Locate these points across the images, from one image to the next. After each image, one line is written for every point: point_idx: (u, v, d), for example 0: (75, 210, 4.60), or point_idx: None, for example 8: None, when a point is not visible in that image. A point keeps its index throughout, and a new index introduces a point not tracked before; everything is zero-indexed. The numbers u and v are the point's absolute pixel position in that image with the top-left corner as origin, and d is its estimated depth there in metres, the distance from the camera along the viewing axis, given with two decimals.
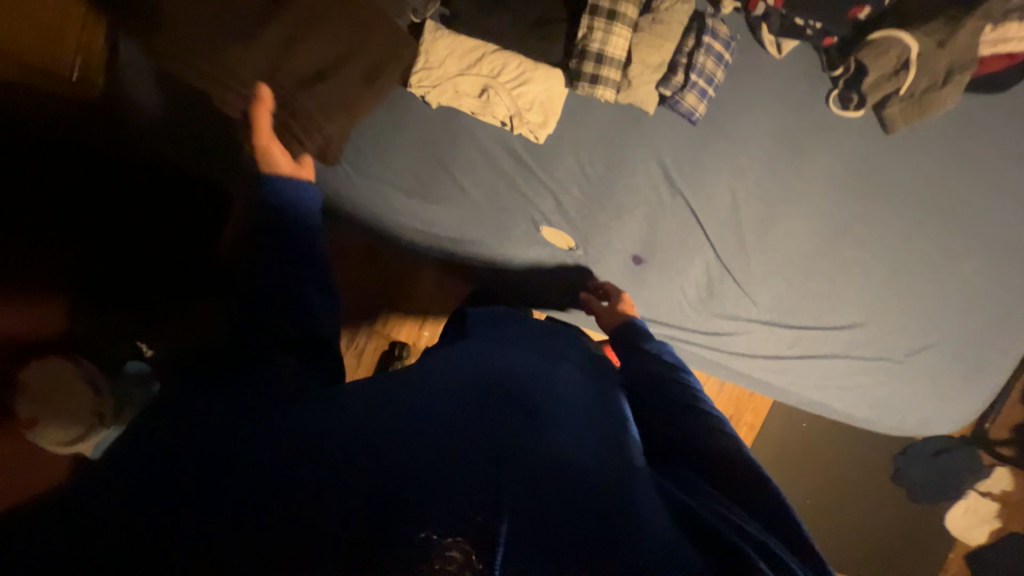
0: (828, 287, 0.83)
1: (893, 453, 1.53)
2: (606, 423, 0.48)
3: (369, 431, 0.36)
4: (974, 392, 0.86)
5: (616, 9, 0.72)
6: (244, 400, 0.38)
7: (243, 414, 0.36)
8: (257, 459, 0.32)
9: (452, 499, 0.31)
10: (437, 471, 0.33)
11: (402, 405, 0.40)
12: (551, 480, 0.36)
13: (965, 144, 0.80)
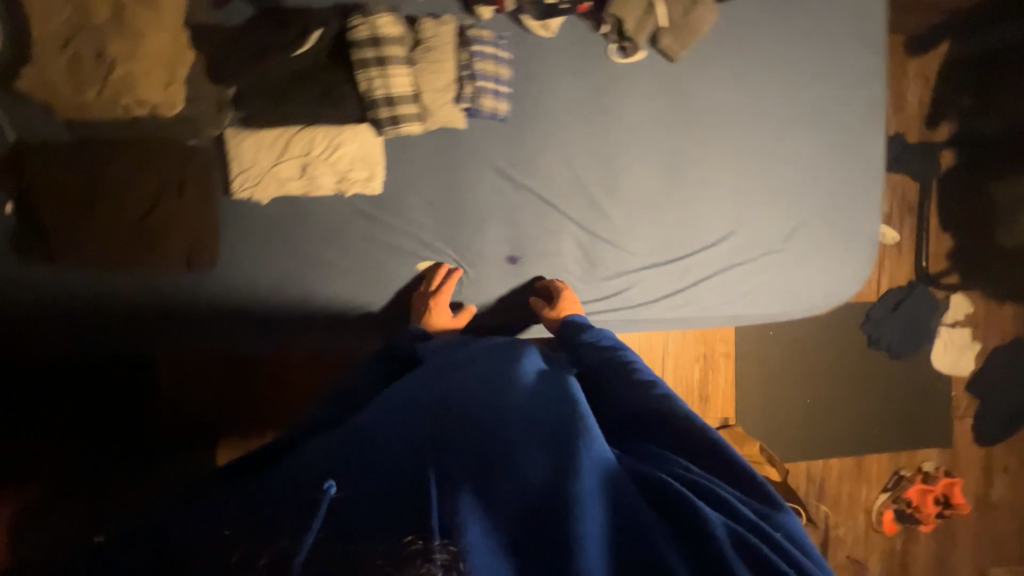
0: (688, 213, 0.87)
1: (861, 323, 1.73)
2: (558, 400, 0.56)
3: (374, 482, 0.44)
4: (863, 247, 0.90)
5: (382, 54, 0.75)
6: (279, 476, 0.46)
7: (274, 484, 0.45)
8: (249, 517, 0.41)
9: (440, 515, 0.41)
10: (414, 504, 0.42)
11: (397, 443, 0.48)
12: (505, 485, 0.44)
13: (741, 43, 0.87)
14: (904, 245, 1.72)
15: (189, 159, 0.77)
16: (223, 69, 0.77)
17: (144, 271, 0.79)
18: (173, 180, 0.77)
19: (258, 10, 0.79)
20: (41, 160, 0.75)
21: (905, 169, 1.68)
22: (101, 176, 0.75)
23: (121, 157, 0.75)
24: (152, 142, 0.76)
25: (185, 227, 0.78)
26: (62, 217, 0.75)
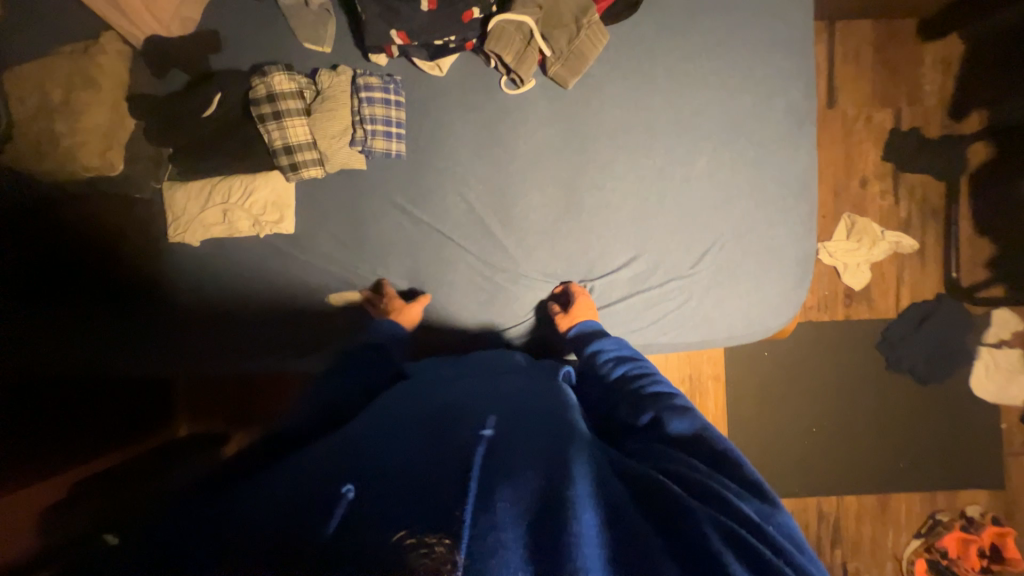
0: (588, 241, 0.85)
1: (877, 343, 1.52)
2: (554, 422, 0.57)
3: (383, 486, 0.47)
4: (789, 270, 0.83)
5: (279, 109, 0.83)
6: (292, 487, 0.49)
7: (266, 495, 0.48)
8: (250, 517, 0.45)
9: (441, 500, 0.43)
10: (418, 505, 0.43)
11: (399, 456, 0.51)
12: (517, 482, 0.46)
13: (641, 60, 0.84)
14: (928, 253, 1.51)
15: (143, 205, 0.93)
16: (159, 133, 0.90)
17: (115, 298, 0.94)
18: (132, 228, 0.93)
19: (188, 77, 0.91)
20: (25, 206, 0.90)
21: (924, 167, 1.48)
22: (77, 223, 0.92)
23: (91, 209, 0.92)
24: (113, 196, 0.92)
25: (142, 266, 0.94)
26: (47, 254, 0.92)
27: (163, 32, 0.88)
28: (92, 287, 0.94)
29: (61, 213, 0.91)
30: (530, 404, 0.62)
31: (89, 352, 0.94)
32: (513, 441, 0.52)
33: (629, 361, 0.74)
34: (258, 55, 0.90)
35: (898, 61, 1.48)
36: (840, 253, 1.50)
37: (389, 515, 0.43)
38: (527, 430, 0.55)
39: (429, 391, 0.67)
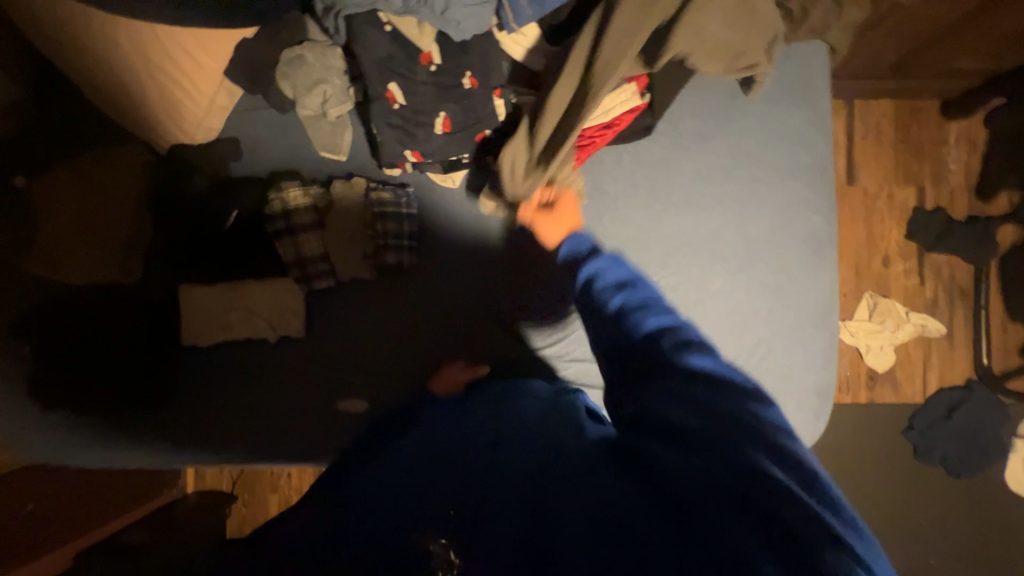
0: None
1: (901, 431, 1.45)
2: (557, 425, 0.59)
3: (390, 498, 0.53)
4: (808, 402, 0.79)
5: (293, 225, 0.85)
6: (334, 500, 0.57)
7: (311, 520, 0.55)
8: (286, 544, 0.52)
9: (421, 515, 0.50)
10: (419, 507, 0.51)
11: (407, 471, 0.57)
12: (506, 480, 0.51)
13: (658, 177, 0.82)
14: (959, 337, 1.44)
15: (144, 301, 0.91)
16: (177, 234, 0.92)
17: (110, 387, 0.90)
18: (131, 320, 0.90)
19: (205, 182, 0.91)
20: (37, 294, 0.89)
21: (950, 248, 1.43)
22: (80, 308, 0.89)
23: (92, 296, 0.90)
24: (113, 289, 0.90)
25: (135, 359, 0.90)
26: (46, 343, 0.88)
27: (186, 139, 0.91)
28: (85, 373, 0.89)
29: (66, 294, 0.89)
30: (535, 408, 0.64)
31: (101, 414, 0.90)
32: (503, 446, 0.57)
33: (627, 285, 0.62)
34: (277, 161, 0.92)
35: (921, 139, 1.45)
36: (862, 333, 1.44)
37: (406, 513, 0.51)
38: (519, 433, 0.59)
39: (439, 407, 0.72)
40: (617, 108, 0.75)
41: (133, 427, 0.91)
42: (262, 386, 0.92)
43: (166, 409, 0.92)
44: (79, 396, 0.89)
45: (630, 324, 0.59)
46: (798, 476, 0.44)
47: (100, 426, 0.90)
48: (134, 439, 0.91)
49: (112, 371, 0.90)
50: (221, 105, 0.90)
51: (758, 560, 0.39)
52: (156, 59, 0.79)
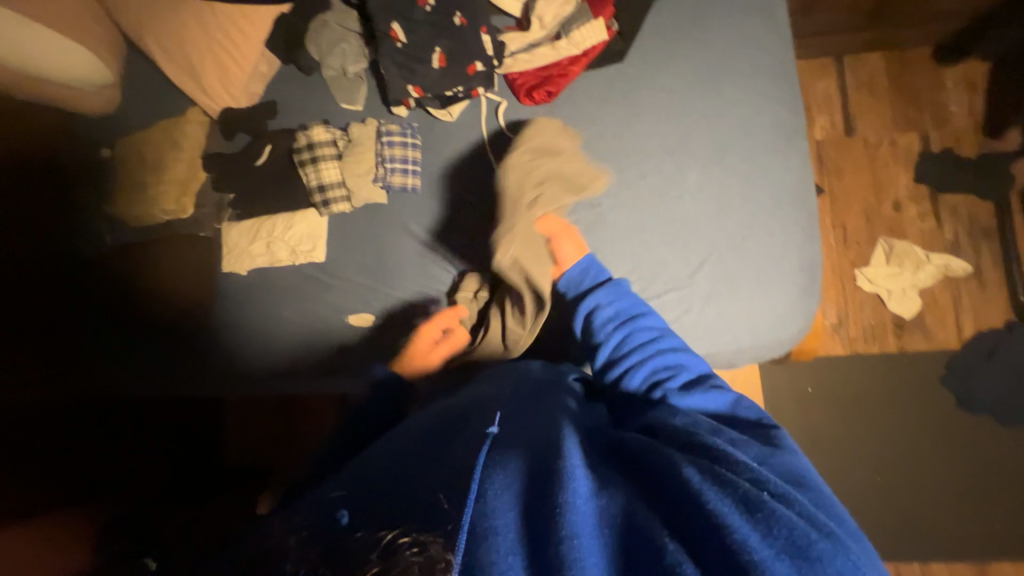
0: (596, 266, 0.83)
1: (939, 380, 1.37)
2: (548, 417, 0.60)
3: (374, 508, 0.46)
4: (795, 279, 0.81)
5: (315, 155, 0.98)
6: (311, 497, 0.52)
7: (289, 512, 0.50)
8: (265, 533, 0.48)
9: (429, 487, 0.47)
10: (413, 491, 0.48)
11: (395, 478, 0.51)
12: (522, 472, 0.49)
13: (630, 91, 0.91)
14: (990, 278, 1.38)
15: (198, 241, 1.08)
16: (223, 182, 1.07)
17: (173, 323, 1.08)
18: (187, 260, 1.08)
19: (249, 138, 1.10)
20: (129, 249, 1.11)
21: (963, 187, 1.40)
22: (156, 257, 1.09)
23: (162, 244, 1.09)
24: (173, 236, 1.08)
25: (191, 296, 1.08)
26: (135, 292, 1.10)
27: (233, 102, 1.09)
28: (161, 312, 1.09)
29: (146, 250, 1.10)
30: (531, 409, 0.62)
31: (164, 350, 1.08)
32: (510, 448, 0.52)
33: (628, 317, 0.75)
34: (306, 115, 1.09)
35: (917, 85, 1.47)
36: (880, 278, 1.41)
37: (396, 500, 0.47)
38: (522, 440, 0.54)
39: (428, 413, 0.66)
40: (584, 41, 0.90)
41: (186, 358, 1.07)
42: (292, 312, 1.04)
43: (210, 342, 1.07)
44: (151, 337, 1.08)
45: (626, 380, 0.71)
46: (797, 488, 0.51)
47: (161, 360, 1.08)
48: (186, 373, 1.07)
49: (174, 308, 1.08)
50: (262, 73, 1.08)
51: (768, 556, 0.40)
52: (217, 36, 1.02)
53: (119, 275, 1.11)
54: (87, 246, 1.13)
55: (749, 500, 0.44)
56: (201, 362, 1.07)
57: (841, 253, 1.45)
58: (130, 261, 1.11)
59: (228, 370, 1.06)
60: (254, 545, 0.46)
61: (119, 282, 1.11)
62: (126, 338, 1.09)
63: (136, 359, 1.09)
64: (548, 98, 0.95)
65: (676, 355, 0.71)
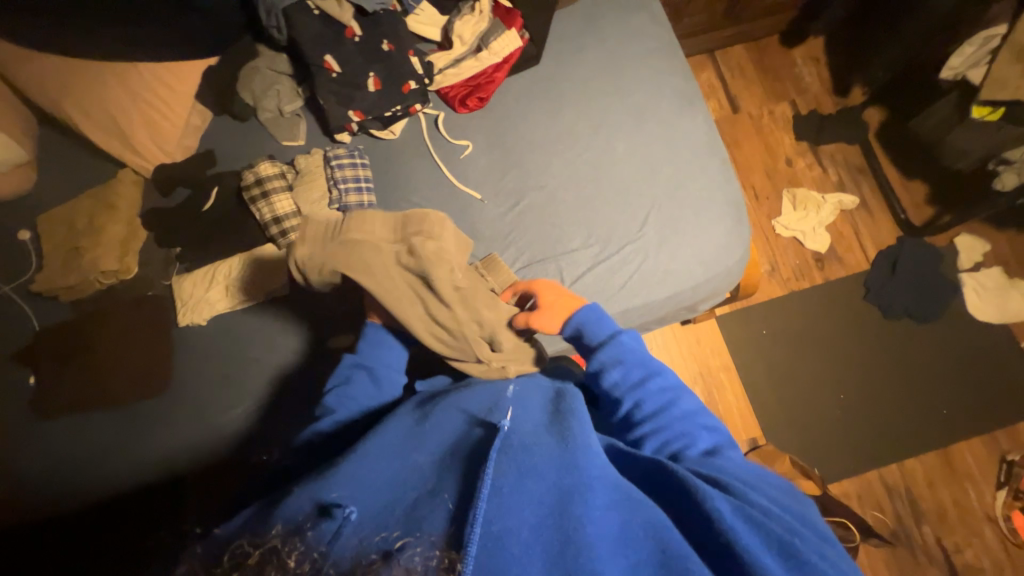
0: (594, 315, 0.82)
1: (863, 298, 1.56)
2: (566, 428, 0.63)
3: (380, 526, 0.49)
4: (726, 212, 0.93)
5: (265, 189, 0.99)
6: (304, 499, 0.54)
7: (275, 513, 0.53)
8: (251, 528, 0.51)
9: (446, 512, 0.50)
10: (429, 514, 0.50)
11: (414, 502, 0.54)
12: (554, 504, 0.51)
13: (551, 86, 1.03)
14: (875, 204, 1.63)
15: (147, 301, 1.02)
16: (168, 236, 1.04)
17: (126, 393, 1.00)
18: (134, 323, 1.01)
19: (190, 192, 1.07)
20: (67, 327, 1.03)
21: (833, 137, 1.67)
22: (96, 328, 1.01)
23: (104, 312, 1.02)
24: (116, 302, 1.02)
25: (141, 361, 1.00)
26: (77, 372, 1.01)
27: (167, 158, 1.08)
28: (109, 385, 1.00)
29: (85, 323, 1.02)
30: (543, 422, 0.65)
31: (122, 423, 1.00)
32: (521, 455, 0.55)
33: (638, 380, 0.74)
34: (247, 159, 1.10)
35: (776, 65, 1.77)
36: (793, 223, 1.62)
37: (417, 521, 0.50)
38: (532, 446, 0.58)
39: (451, 412, 0.70)
40: (503, 49, 1.02)
41: (146, 425, 1.00)
42: (266, 349, 1.02)
43: (175, 403, 1.01)
44: (106, 415, 1.01)
45: (654, 415, 0.72)
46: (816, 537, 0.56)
47: (122, 433, 1.00)
48: (150, 442, 1.00)
49: (125, 377, 1.00)
50: (195, 125, 1.09)
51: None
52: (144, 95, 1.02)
53: (59, 357, 1.02)
54: (24, 335, 1.06)
55: (773, 540, 0.51)
56: (165, 425, 1.00)
57: (756, 209, 1.65)
58: (68, 339, 1.02)
59: (198, 425, 1.00)
60: (235, 541, 0.49)
61: (59, 364, 1.02)
62: (79, 421, 1.01)
63: (93, 440, 1.00)
64: (481, 104, 1.04)
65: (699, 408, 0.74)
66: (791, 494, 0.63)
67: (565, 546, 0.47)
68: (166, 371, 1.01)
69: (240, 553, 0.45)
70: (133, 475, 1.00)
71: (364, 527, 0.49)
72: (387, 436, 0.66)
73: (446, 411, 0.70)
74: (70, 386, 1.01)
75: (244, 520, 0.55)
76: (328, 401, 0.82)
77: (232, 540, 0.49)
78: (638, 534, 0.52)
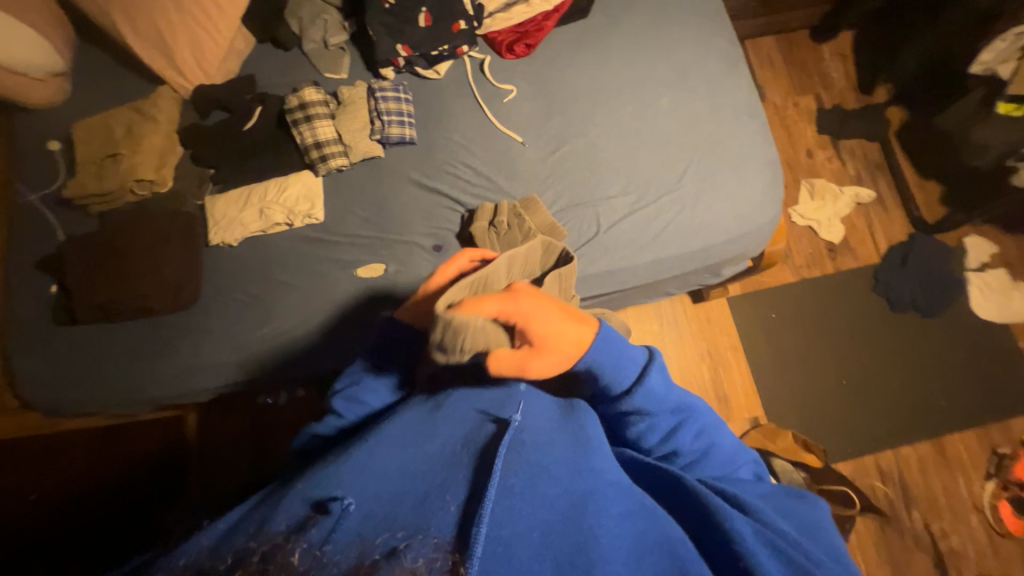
0: (612, 359, 0.65)
1: (872, 289, 1.60)
2: (569, 439, 0.64)
3: (377, 523, 0.47)
4: (762, 171, 0.95)
5: (309, 114, 0.99)
6: (289, 502, 0.51)
7: (267, 517, 0.49)
8: (241, 532, 0.47)
9: (447, 512, 0.49)
10: (428, 510, 0.49)
11: (411, 498, 0.51)
12: (561, 510, 0.52)
13: (597, 38, 1.04)
14: (889, 200, 1.66)
15: (176, 217, 1.02)
16: (203, 155, 1.04)
17: (147, 310, 0.99)
18: (162, 237, 1.00)
19: (224, 114, 1.09)
20: (93, 238, 1.02)
21: (854, 132, 1.71)
22: (121, 239, 1.00)
23: (130, 223, 1.01)
24: (146, 214, 1.01)
25: (164, 276, 0.99)
26: (93, 280, 0.99)
27: (207, 79, 1.07)
28: (128, 299, 0.98)
29: (112, 234, 1.01)
30: (547, 428, 0.65)
31: (145, 339, 1.00)
32: (533, 454, 0.57)
33: (667, 430, 0.73)
34: (288, 87, 1.09)
35: (803, 59, 1.80)
36: (810, 213, 1.65)
37: (419, 515, 0.48)
38: (544, 444, 0.60)
39: (463, 404, 0.68)
40: None
41: (166, 345, 1.00)
42: (292, 273, 1.00)
43: (196, 324, 1.00)
44: (127, 331, 1.01)
45: (684, 454, 0.75)
46: (826, 541, 0.66)
47: (141, 352, 1.00)
48: (169, 364, 0.99)
49: (145, 292, 0.98)
50: (237, 50, 1.09)
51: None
52: (189, 9, 1.01)
53: (83, 266, 1.00)
54: (49, 243, 1.05)
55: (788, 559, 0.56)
56: (182, 348, 0.99)
57: None
58: (90, 249, 1.01)
59: (215, 349, 0.98)
60: (217, 548, 0.44)
61: (75, 272, 1.00)
62: (100, 335, 1.01)
63: (112, 357, 1.00)
64: (528, 51, 1.05)
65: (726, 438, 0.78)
66: (798, 496, 0.71)
67: (578, 553, 0.48)
68: (190, 290, 1.00)
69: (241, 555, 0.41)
70: (151, 394, 1.00)
71: (365, 521, 0.47)
72: (396, 427, 0.64)
73: (457, 403, 0.69)
74: (86, 296, 0.99)
75: (231, 522, 0.52)
76: (337, 405, 0.76)
77: (222, 547, 0.45)
78: (653, 546, 0.54)
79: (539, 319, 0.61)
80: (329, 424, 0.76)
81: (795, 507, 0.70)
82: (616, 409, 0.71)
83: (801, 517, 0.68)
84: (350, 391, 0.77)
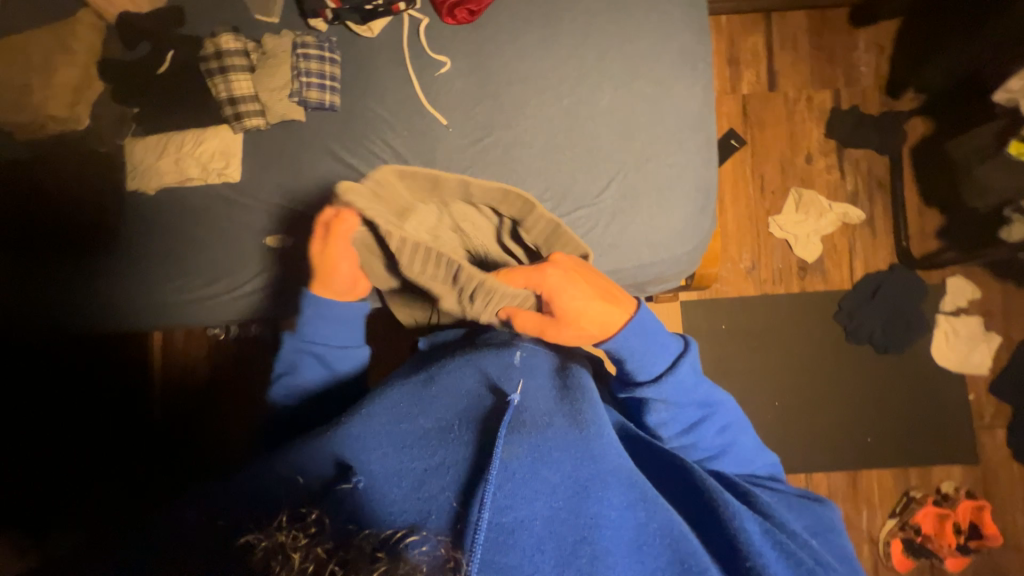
0: (642, 343, 0.74)
1: (833, 315, 1.52)
2: (571, 417, 0.65)
3: (384, 508, 0.55)
4: (690, 197, 0.89)
5: (225, 65, 0.93)
6: (296, 468, 0.59)
7: (281, 485, 0.57)
8: (256, 501, 0.55)
9: (447, 498, 0.56)
10: (427, 494, 0.56)
11: (415, 480, 0.58)
12: (561, 498, 0.57)
13: (549, 11, 0.93)
14: (881, 224, 1.53)
15: (95, 158, 1.01)
16: (124, 94, 1.01)
17: (66, 249, 1.01)
18: (81, 177, 1.01)
19: (150, 47, 1.02)
20: (16, 167, 1.02)
21: (865, 142, 1.53)
22: (45, 175, 1.01)
23: (53, 159, 1.01)
24: (66, 151, 1.01)
25: (83, 219, 1.01)
26: (17, 212, 1.01)
27: (132, 6, 1.00)
28: (49, 236, 1.01)
29: (35, 167, 1.01)
30: (548, 405, 0.67)
31: (58, 278, 1.02)
32: (536, 437, 0.60)
33: (691, 422, 0.77)
34: (215, 25, 1.01)
35: (832, 45, 1.57)
36: (789, 225, 1.53)
37: (419, 502, 0.56)
38: (547, 428, 0.62)
39: (469, 371, 0.69)
40: None
41: (79, 287, 1.02)
42: (201, 233, 1.00)
43: (108, 268, 1.02)
44: (40, 266, 1.02)
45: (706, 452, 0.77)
46: (832, 541, 0.70)
47: (54, 290, 1.02)
48: (82, 305, 1.02)
49: (66, 232, 1.01)
50: None
51: None
52: None
53: (11, 195, 1.01)
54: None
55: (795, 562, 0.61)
56: (95, 291, 1.02)
57: (757, 201, 1.56)
58: (15, 180, 1.01)
59: (126, 299, 1.01)
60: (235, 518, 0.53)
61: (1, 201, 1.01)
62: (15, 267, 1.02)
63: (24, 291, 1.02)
64: (470, 18, 0.94)
65: (752, 439, 0.80)
66: (813, 498, 0.74)
67: (578, 541, 0.54)
68: (104, 236, 1.01)
69: (249, 542, 0.47)
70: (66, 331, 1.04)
71: (375, 502, 0.55)
72: (395, 395, 0.67)
73: (459, 370, 0.69)
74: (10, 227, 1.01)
75: (248, 475, 0.60)
76: (274, 394, 0.78)
77: (250, 507, 0.54)
78: (651, 535, 0.58)
79: (563, 299, 0.72)
80: (287, 393, 0.77)
81: (808, 505, 0.73)
82: (639, 397, 0.77)
83: (813, 519, 0.72)
84: (295, 370, 0.78)
